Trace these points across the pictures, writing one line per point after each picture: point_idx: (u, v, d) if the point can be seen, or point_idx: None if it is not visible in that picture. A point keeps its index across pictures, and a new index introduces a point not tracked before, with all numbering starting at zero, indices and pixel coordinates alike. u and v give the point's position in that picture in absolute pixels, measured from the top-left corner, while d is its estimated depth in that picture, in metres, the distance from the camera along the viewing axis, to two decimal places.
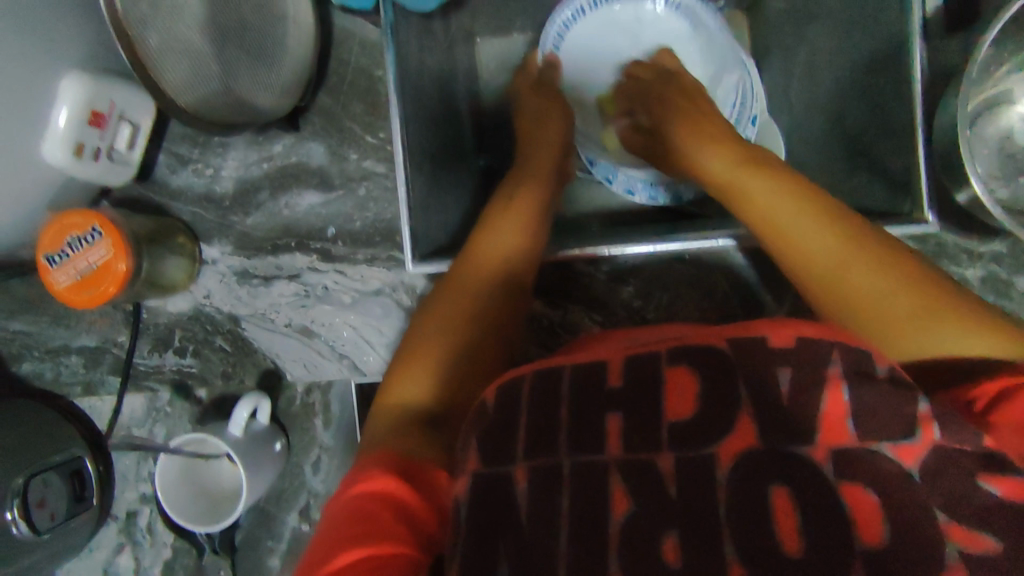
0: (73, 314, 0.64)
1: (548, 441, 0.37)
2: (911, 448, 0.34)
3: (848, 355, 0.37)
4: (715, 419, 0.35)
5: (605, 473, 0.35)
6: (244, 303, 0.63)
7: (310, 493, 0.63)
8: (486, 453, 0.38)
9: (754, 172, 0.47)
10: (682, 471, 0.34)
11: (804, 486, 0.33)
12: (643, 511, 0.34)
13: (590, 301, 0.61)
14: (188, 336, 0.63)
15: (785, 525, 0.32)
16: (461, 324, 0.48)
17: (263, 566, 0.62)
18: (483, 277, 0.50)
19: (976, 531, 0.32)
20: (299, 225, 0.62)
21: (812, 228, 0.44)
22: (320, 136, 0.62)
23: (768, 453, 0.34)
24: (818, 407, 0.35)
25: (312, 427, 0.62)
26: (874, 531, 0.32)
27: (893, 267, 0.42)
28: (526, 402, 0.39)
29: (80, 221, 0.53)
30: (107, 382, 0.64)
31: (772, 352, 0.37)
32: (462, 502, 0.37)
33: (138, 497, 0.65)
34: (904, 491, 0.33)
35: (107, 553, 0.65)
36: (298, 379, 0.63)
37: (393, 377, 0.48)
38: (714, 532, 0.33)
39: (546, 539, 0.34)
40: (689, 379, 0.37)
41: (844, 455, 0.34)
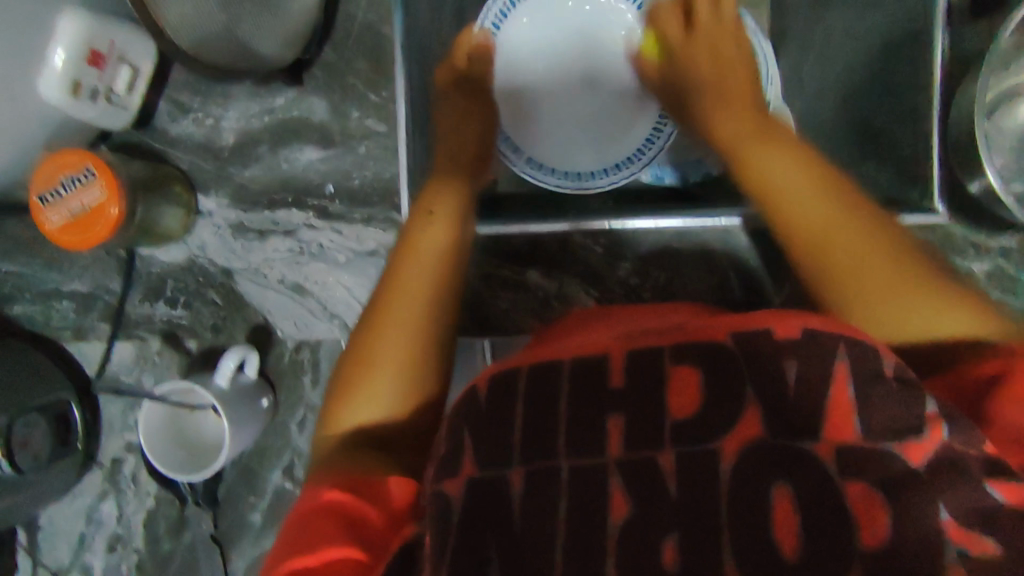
0: (66, 258, 0.63)
1: (544, 442, 0.37)
2: (919, 446, 0.33)
3: (856, 352, 0.36)
4: (716, 414, 0.35)
5: (602, 474, 0.35)
6: (239, 257, 0.62)
7: (295, 452, 0.62)
8: (484, 457, 0.37)
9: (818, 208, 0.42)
10: (683, 470, 0.34)
11: (808, 491, 0.32)
12: (639, 512, 0.33)
13: (586, 274, 0.60)
14: (181, 287, 0.63)
15: (785, 527, 0.31)
16: (403, 341, 0.46)
17: (245, 521, 0.62)
18: (412, 295, 0.47)
19: (978, 535, 0.31)
20: (297, 180, 0.61)
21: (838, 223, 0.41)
22: (322, 91, 0.61)
23: (776, 450, 0.33)
24: (824, 403, 0.34)
25: (300, 385, 0.62)
26: (878, 530, 0.31)
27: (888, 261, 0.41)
28: (521, 404, 0.38)
29: (74, 160, 0.52)
30: (97, 329, 0.64)
31: (774, 344, 0.36)
32: (455, 505, 0.36)
33: (123, 445, 0.64)
34: (912, 493, 0.32)
35: (91, 500, 0.65)
36: (288, 336, 0.62)
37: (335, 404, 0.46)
38: (707, 526, 0.32)
39: (541, 541, 0.34)
40: (694, 378, 0.36)
41: (852, 456, 0.33)
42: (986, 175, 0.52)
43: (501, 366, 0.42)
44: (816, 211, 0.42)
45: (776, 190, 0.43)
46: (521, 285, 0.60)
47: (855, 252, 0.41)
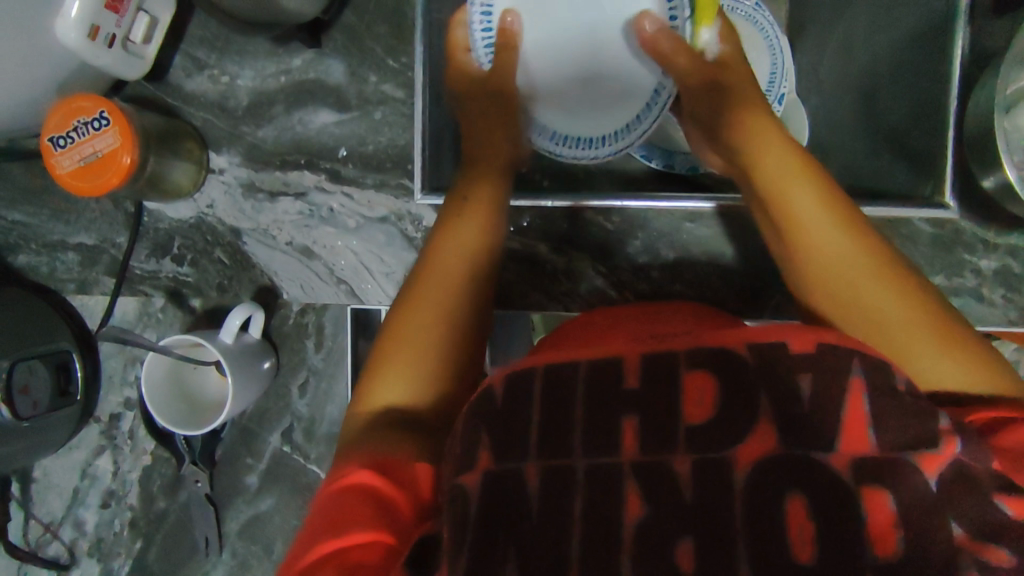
0: (73, 209, 0.63)
1: (560, 442, 0.36)
2: (933, 457, 0.33)
3: (870, 366, 0.36)
4: (732, 423, 0.35)
5: (618, 474, 0.35)
6: (248, 217, 0.62)
7: (295, 416, 0.62)
8: (500, 452, 0.37)
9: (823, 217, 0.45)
10: (698, 474, 0.34)
11: (821, 496, 0.32)
12: (657, 512, 0.33)
13: (597, 251, 0.58)
14: (188, 245, 0.62)
15: (799, 533, 0.32)
16: (442, 316, 0.48)
17: (240, 483, 0.62)
18: (447, 274, 0.49)
19: (994, 546, 0.32)
20: (310, 142, 0.61)
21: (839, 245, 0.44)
22: (340, 54, 0.60)
23: (790, 461, 0.33)
24: (837, 413, 0.34)
25: (303, 349, 0.62)
26: (889, 539, 0.31)
27: (902, 289, 0.43)
28: (538, 400, 0.38)
29: (88, 106, 0.52)
30: (101, 282, 0.63)
31: (792, 359, 0.36)
32: (472, 500, 0.36)
33: (122, 402, 0.64)
34: (919, 498, 0.32)
35: (87, 455, 0.64)
36: (293, 300, 0.62)
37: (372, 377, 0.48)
38: (724, 528, 0.32)
39: (560, 540, 0.34)
40: (710, 386, 0.36)
41: (866, 465, 0.33)
42: (1003, 170, 0.51)
43: (514, 366, 0.40)
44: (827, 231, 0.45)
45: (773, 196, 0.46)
46: (530, 258, 0.59)
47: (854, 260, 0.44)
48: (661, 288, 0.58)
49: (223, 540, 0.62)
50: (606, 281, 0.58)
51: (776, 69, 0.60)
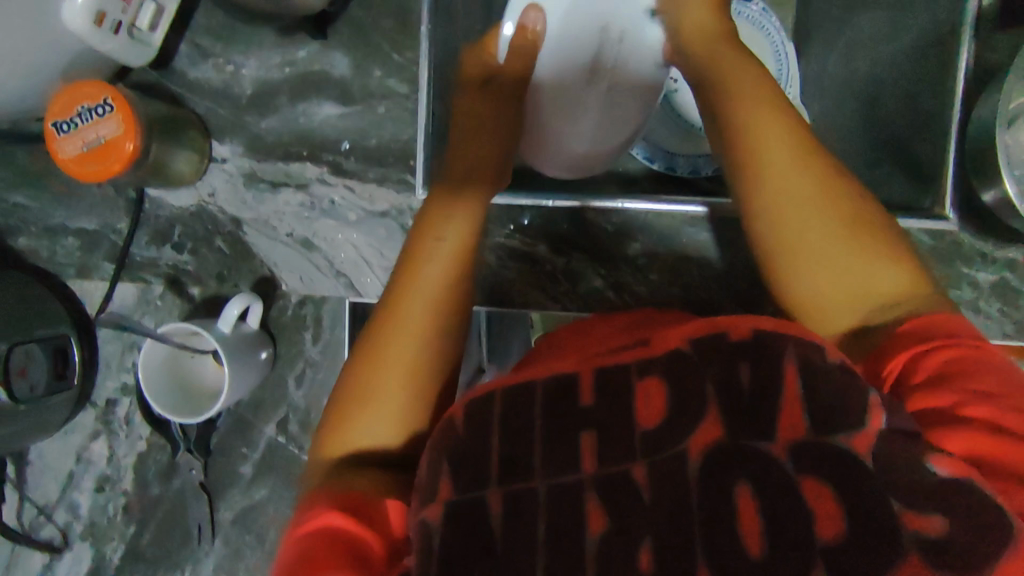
0: (75, 194, 0.63)
1: (520, 463, 0.38)
2: (862, 437, 0.34)
3: (802, 346, 0.37)
4: (677, 424, 0.37)
5: (580, 488, 0.37)
6: (249, 207, 0.61)
7: (291, 406, 0.62)
8: (459, 481, 0.39)
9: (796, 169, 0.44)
10: (654, 479, 0.36)
11: (771, 488, 0.33)
12: (615, 525, 0.35)
13: (596, 253, 0.58)
14: (188, 233, 0.62)
15: (750, 526, 0.33)
16: (409, 346, 0.48)
17: (234, 473, 0.62)
18: (422, 305, 0.48)
19: (925, 513, 0.31)
20: (314, 134, 0.61)
21: (804, 201, 0.43)
22: (345, 47, 0.60)
23: (731, 450, 0.35)
24: (778, 403, 0.36)
25: (301, 340, 0.62)
26: (832, 523, 0.32)
27: (848, 221, 0.43)
28: (496, 423, 0.40)
29: (93, 91, 0.52)
30: (101, 268, 0.64)
31: (730, 347, 0.38)
32: (437, 534, 0.38)
33: (119, 387, 0.64)
34: (854, 476, 0.33)
35: (82, 439, 0.65)
36: (292, 290, 0.62)
37: (339, 416, 0.48)
38: (682, 533, 0.34)
39: (523, 561, 0.36)
40: (659, 389, 0.38)
41: (807, 452, 0.34)
42: (1004, 184, 0.51)
43: (473, 391, 0.43)
44: (796, 178, 0.44)
45: (752, 150, 0.45)
46: (528, 256, 0.59)
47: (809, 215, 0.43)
48: (658, 290, 0.58)
49: (215, 528, 0.63)
50: (604, 282, 0.59)
51: (781, 73, 0.63)
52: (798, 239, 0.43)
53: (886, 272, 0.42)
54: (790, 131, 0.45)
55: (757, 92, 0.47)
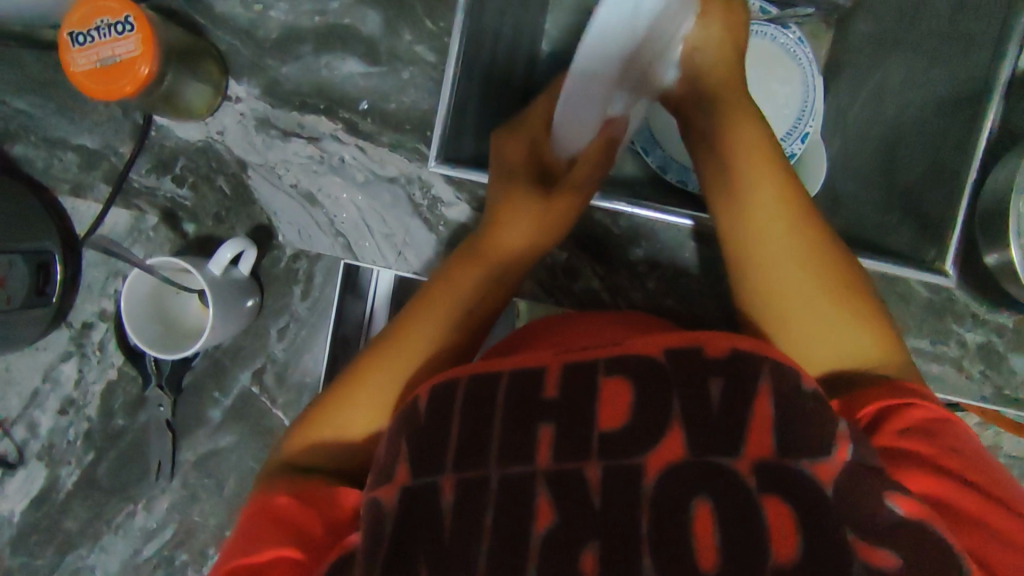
0: (81, 109, 0.62)
1: (479, 452, 0.38)
2: (827, 466, 0.35)
3: (778, 371, 0.37)
4: (641, 434, 0.36)
5: (531, 484, 0.36)
6: (257, 151, 0.60)
7: (269, 357, 0.61)
8: (415, 466, 0.39)
9: (771, 208, 0.45)
10: (608, 483, 0.35)
11: (726, 505, 0.34)
12: (566, 523, 0.35)
13: (597, 252, 0.57)
14: (191, 168, 0.61)
15: (704, 541, 0.33)
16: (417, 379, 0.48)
17: (203, 415, 0.61)
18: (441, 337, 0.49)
19: (877, 547, 0.33)
20: (333, 89, 0.60)
21: (779, 241, 0.45)
22: (379, 6, 0.59)
23: (692, 465, 0.35)
24: (743, 423, 0.36)
25: (289, 295, 0.61)
26: (786, 546, 0.33)
27: (825, 273, 0.44)
28: (457, 412, 0.40)
29: (114, 7, 0.50)
30: (96, 189, 0.62)
31: (706, 363, 0.38)
32: (389, 518, 0.38)
33: (98, 312, 0.63)
34: (817, 505, 0.33)
35: (53, 358, 0.63)
36: (288, 244, 0.61)
37: (306, 429, 0.49)
38: (628, 534, 0.34)
39: (467, 553, 0.36)
40: (625, 391, 0.38)
41: (767, 474, 0.34)
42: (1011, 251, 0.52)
43: (442, 377, 0.43)
44: (766, 214, 0.45)
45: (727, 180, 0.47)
46: None
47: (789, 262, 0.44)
48: (653, 300, 0.57)
49: (176, 467, 0.62)
50: (602, 284, 0.57)
51: (806, 106, 0.62)
52: (777, 288, 0.44)
53: (860, 328, 0.44)
54: (776, 179, 0.46)
55: (737, 119, 0.48)
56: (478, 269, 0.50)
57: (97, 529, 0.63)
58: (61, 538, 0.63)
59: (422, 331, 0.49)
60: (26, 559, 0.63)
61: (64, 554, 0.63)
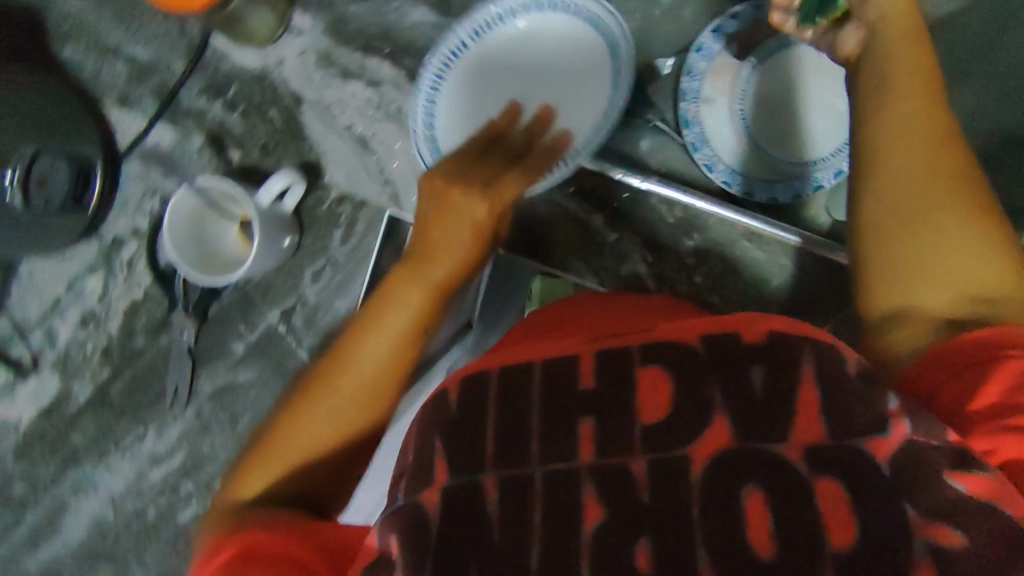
0: (138, 19, 0.60)
1: (515, 450, 0.36)
2: (885, 441, 0.31)
3: (823, 355, 0.34)
4: (683, 422, 0.34)
5: (576, 479, 0.34)
6: (314, 88, 0.59)
7: (300, 299, 0.60)
8: (454, 466, 0.37)
9: (903, 106, 0.37)
10: (655, 477, 0.33)
11: (779, 496, 0.31)
12: (613, 518, 0.33)
13: (648, 237, 0.56)
14: (244, 95, 0.59)
15: (757, 525, 0.31)
16: (330, 425, 0.43)
17: (225, 347, 0.61)
18: (353, 382, 0.43)
19: (947, 525, 0.29)
20: (400, 34, 0.57)
21: (910, 141, 0.36)
22: None
23: (738, 453, 0.33)
24: (789, 405, 0.33)
25: (329, 238, 0.59)
26: (844, 531, 0.30)
27: (956, 191, 0.36)
28: (491, 406, 0.38)
29: None
30: (142, 102, 0.60)
31: (746, 348, 0.36)
32: (433, 523, 0.35)
33: (130, 229, 0.61)
34: (869, 479, 0.31)
35: (79, 268, 0.62)
36: (334, 186, 0.59)
37: (241, 471, 0.44)
38: (682, 531, 0.32)
39: (516, 554, 0.34)
40: (663, 381, 0.36)
41: (821, 460, 0.31)
42: None
43: (469, 370, 0.41)
44: (900, 106, 0.37)
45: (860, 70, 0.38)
46: (582, 223, 0.56)
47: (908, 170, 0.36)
48: (699, 295, 0.55)
49: (192, 395, 0.61)
50: (649, 271, 0.56)
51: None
52: (920, 205, 0.36)
53: (987, 262, 0.35)
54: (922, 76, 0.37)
55: (893, 27, 0.37)
56: (421, 291, 0.43)
57: (104, 447, 0.62)
58: (66, 451, 0.62)
59: (357, 365, 0.43)
60: (31, 466, 0.63)
61: (68, 469, 0.62)
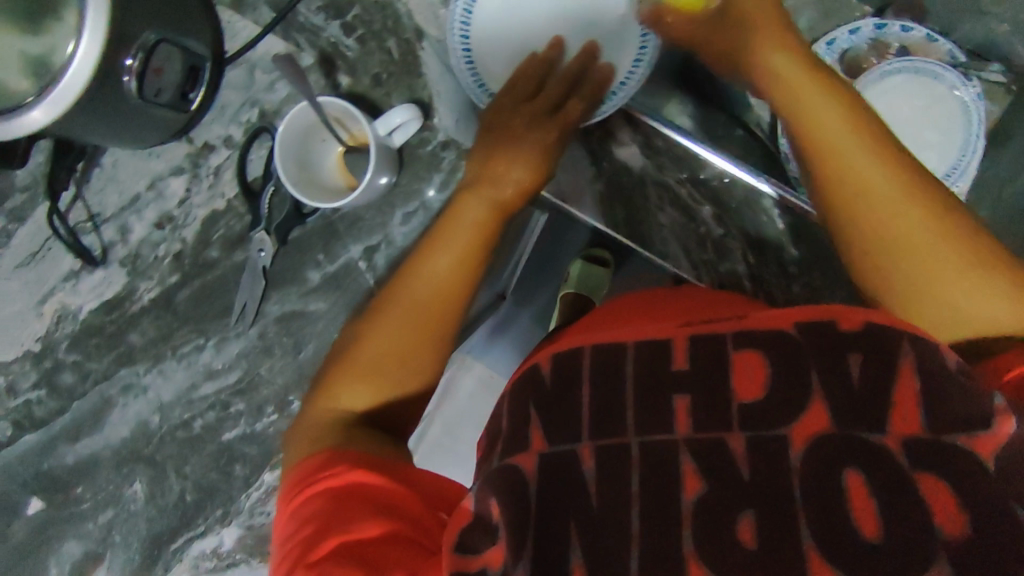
0: None
1: (611, 419, 0.37)
2: (989, 438, 0.32)
3: (920, 345, 0.34)
4: (783, 402, 0.34)
5: (675, 452, 0.34)
6: (437, 25, 0.55)
7: (386, 238, 0.59)
8: (550, 432, 0.37)
9: (870, 171, 0.43)
10: (757, 453, 0.33)
11: (886, 483, 0.31)
12: (717, 491, 0.33)
13: (752, 237, 0.54)
14: (365, 20, 0.56)
15: (862, 508, 0.31)
16: (401, 321, 0.48)
17: (301, 273, 0.60)
18: (428, 279, 0.48)
19: None
20: None
21: (891, 206, 0.42)
22: None
23: (843, 438, 0.33)
24: (889, 392, 0.33)
25: (426, 180, 0.59)
26: (954, 520, 0.30)
27: (943, 239, 0.41)
28: (587, 378, 0.38)
29: None
30: (258, 10, 0.58)
31: (842, 335, 0.35)
32: (530, 485, 0.35)
33: (225, 137, 0.60)
34: (978, 479, 0.31)
35: (163, 169, 0.61)
36: (443, 129, 0.57)
37: (325, 397, 0.47)
38: (785, 508, 0.32)
39: (619, 516, 0.33)
40: (758, 361, 0.36)
41: (919, 447, 0.32)
42: None
43: (562, 347, 0.41)
44: (867, 167, 0.42)
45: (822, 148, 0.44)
46: (690, 212, 0.55)
47: (903, 230, 0.41)
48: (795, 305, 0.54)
49: (257, 316, 0.60)
50: (747, 271, 0.54)
51: (958, 165, 0.57)
52: (921, 260, 0.41)
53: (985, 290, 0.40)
54: (876, 147, 0.43)
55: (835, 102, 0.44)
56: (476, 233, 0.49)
57: (160, 351, 0.61)
58: (121, 348, 0.61)
59: (422, 273, 0.48)
60: (81, 359, 0.61)
61: (120, 366, 0.61)
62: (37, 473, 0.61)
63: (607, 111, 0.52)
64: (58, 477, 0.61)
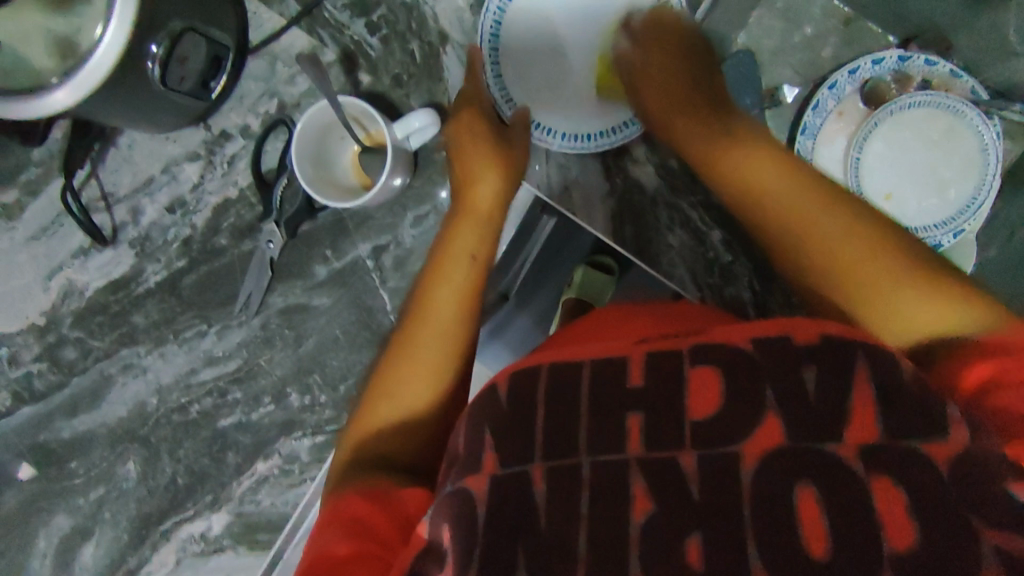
0: None
1: (567, 436, 0.36)
2: (945, 447, 0.32)
3: (876, 360, 0.35)
4: (735, 419, 0.34)
5: (628, 469, 0.34)
6: (462, 32, 0.51)
7: (395, 239, 0.59)
8: (507, 454, 0.37)
9: (784, 195, 0.45)
10: (706, 470, 0.33)
11: (835, 500, 0.31)
12: (666, 510, 0.32)
13: (761, 266, 0.53)
14: (389, 19, 0.53)
15: (812, 525, 0.31)
16: (427, 343, 0.47)
17: (308, 268, 0.60)
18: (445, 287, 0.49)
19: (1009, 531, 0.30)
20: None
21: (817, 226, 0.44)
22: None
23: (792, 452, 0.32)
24: (845, 405, 0.33)
25: (441, 184, 0.59)
26: (903, 534, 0.30)
27: (875, 253, 0.42)
28: (544, 398, 0.38)
29: None
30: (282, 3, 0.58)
31: (797, 353, 0.36)
32: (482, 507, 0.35)
33: (241, 126, 0.61)
34: (934, 494, 0.31)
35: (179, 153, 0.61)
36: None
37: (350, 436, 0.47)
38: (740, 533, 0.31)
39: (567, 530, 0.33)
40: (713, 378, 0.36)
41: (876, 462, 0.32)
42: None
43: (522, 365, 0.41)
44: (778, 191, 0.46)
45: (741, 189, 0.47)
46: (699, 236, 0.53)
47: (839, 254, 0.43)
48: None
49: (261, 306, 0.60)
50: (751, 300, 0.53)
51: (974, 200, 0.57)
52: (865, 282, 0.42)
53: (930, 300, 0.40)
54: (784, 174, 0.46)
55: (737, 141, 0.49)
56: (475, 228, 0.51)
57: (162, 334, 0.61)
58: (124, 328, 0.62)
59: (436, 300, 0.49)
60: (84, 336, 0.62)
61: (121, 346, 0.62)
62: (33, 446, 0.62)
63: (613, 138, 0.53)
64: (53, 451, 0.62)
